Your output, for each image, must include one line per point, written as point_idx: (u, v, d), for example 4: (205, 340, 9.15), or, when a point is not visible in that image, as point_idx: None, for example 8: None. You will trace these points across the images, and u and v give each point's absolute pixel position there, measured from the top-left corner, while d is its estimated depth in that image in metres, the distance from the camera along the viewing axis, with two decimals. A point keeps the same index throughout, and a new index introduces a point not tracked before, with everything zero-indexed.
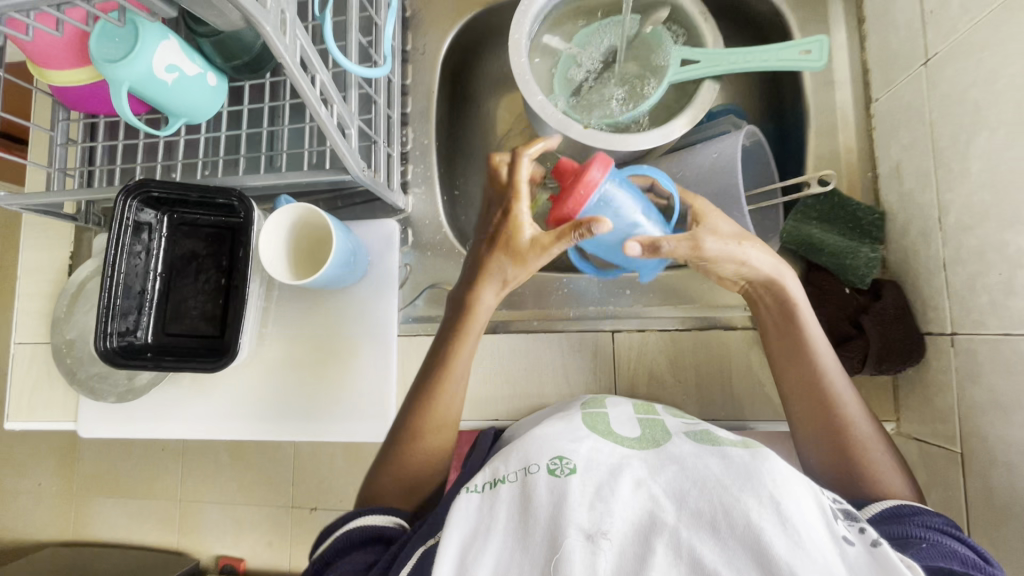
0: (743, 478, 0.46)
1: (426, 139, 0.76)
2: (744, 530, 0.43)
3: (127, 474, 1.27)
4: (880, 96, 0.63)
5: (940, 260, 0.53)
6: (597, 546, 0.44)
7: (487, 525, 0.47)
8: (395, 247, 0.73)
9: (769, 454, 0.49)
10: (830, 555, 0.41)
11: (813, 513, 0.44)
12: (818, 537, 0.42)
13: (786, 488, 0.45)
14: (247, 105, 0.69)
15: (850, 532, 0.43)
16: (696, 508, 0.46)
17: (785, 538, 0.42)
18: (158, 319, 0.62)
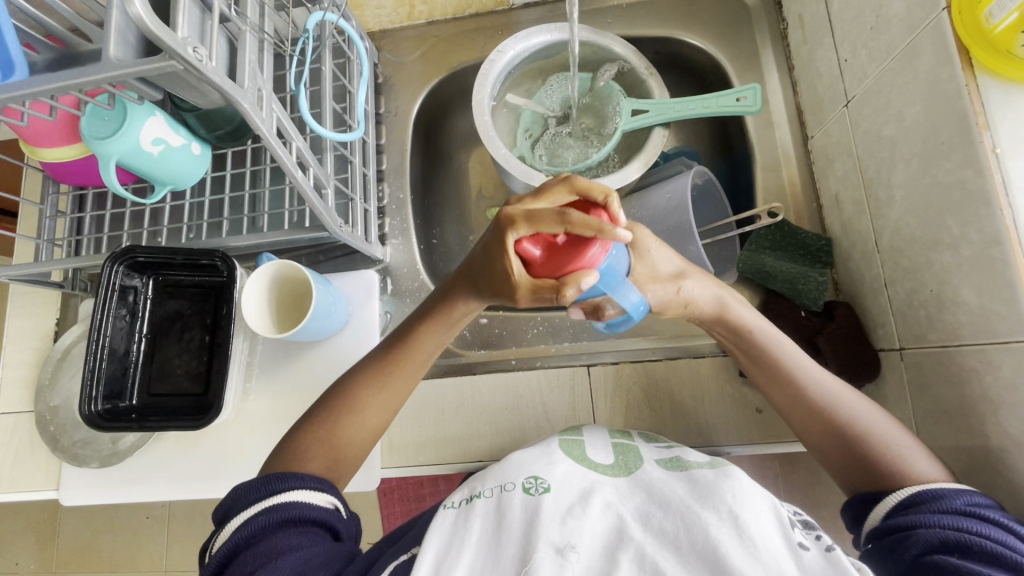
0: (704, 496, 0.50)
1: (401, 193, 0.80)
2: (702, 543, 0.46)
3: (109, 546, 1.23)
4: (814, 134, 0.69)
5: (881, 280, 0.57)
6: (565, 559, 0.46)
7: (461, 537, 0.50)
8: (376, 296, 0.76)
9: (733, 474, 0.52)
10: (783, 559, 0.44)
11: (767, 521, 0.47)
12: (773, 545, 0.45)
13: (745, 505, 0.48)
14: (230, 171, 0.73)
15: (806, 538, 0.46)
16: (660, 527, 0.49)
17: (741, 548, 0.45)
18: (142, 380, 0.64)
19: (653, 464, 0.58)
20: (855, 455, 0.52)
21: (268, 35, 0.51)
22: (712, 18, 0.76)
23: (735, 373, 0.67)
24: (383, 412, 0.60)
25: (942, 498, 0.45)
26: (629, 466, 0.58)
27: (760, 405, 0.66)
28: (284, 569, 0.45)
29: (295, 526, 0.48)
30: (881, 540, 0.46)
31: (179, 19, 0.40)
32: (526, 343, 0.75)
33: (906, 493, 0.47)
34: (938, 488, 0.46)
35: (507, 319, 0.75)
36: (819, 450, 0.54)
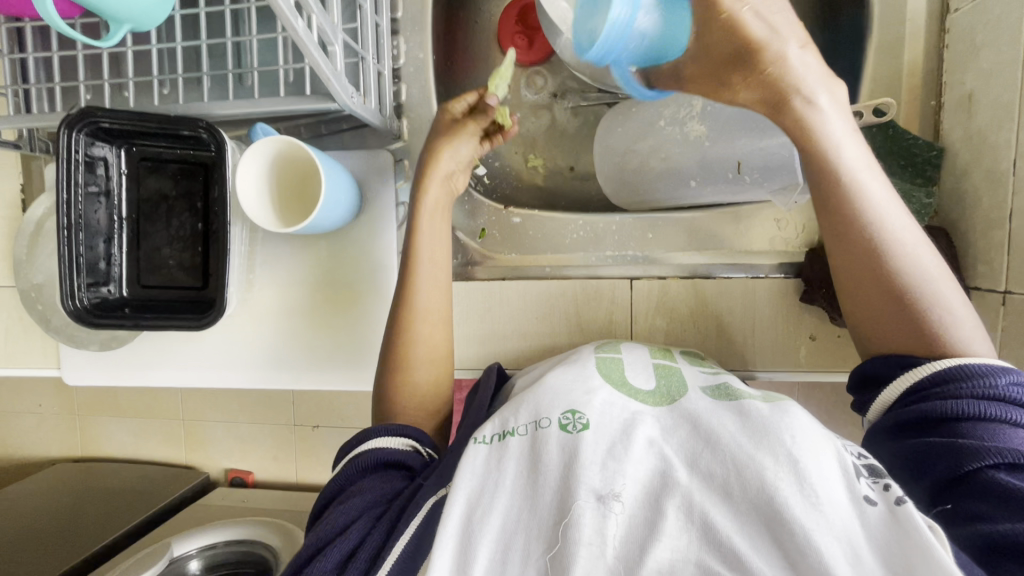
0: (759, 437, 0.44)
1: (421, 52, 0.64)
2: (756, 492, 0.40)
3: (126, 396, 1.23)
4: (962, 7, 0.53)
5: (1006, 211, 0.48)
6: (608, 509, 0.41)
7: (496, 482, 0.45)
8: (390, 181, 0.65)
9: (789, 410, 0.46)
10: (847, 516, 0.38)
11: (831, 471, 0.41)
12: (835, 499, 0.39)
13: (804, 446, 0.42)
14: (204, 8, 0.56)
15: (872, 491, 0.40)
16: (709, 473, 0.43)
17: (800, 496, 0.39)
18: (131, 270, 0.56)
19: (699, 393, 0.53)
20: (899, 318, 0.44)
21: None
22: None
23: (795, 297, 0.61)
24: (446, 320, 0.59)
25: (990, 377, 0.40)
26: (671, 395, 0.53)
27: (814, 331, 0.61)
28: (350, 508, 0.47)
29: (372, 469, 0.51)
30: (907, 441, 0.42)
31: None
32: (563, 246, 0.66)
33: (946, 366, 0.42)
34: (983, 364, 0.41)
35: (542, 218, 0.66)
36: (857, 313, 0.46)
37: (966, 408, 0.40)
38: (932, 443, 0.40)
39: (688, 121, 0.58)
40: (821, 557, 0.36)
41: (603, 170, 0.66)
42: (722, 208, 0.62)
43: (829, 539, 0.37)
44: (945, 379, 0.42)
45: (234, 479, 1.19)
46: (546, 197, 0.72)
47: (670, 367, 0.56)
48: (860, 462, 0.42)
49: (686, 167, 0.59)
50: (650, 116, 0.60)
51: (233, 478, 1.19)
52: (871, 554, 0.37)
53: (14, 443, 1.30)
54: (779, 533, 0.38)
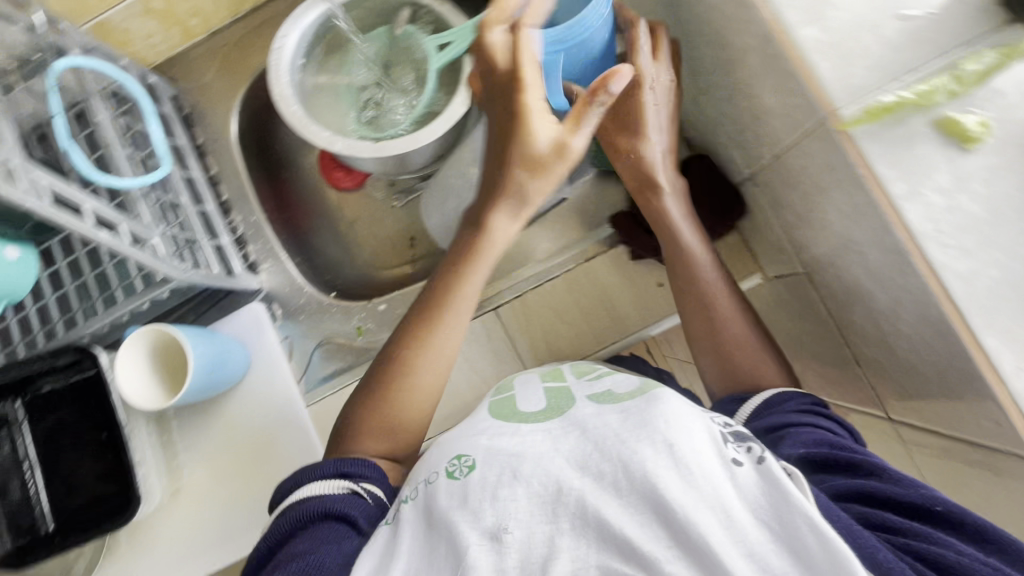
0: (637, 428, 0.46)
1: (254, 215, 0.76)
2: (641, 483, 0.42)
3: None
4: None
5: (712, 120, 0.58)
6: (501, 546, 0.43)
7: (393, 550, 0.46)
8: (268, 326, 0.73)
9: (659, 397, 0.49)
10: (718, 485, 0.41)
11: (702, 441, 0.44)
12: (709, 469, 0.42)
13: (677, 430, 0.44)
14: (60, 261, 0.68)
15: (738, 454, 0.43)
16: (602, 473, 0.45)
17: (677, 479, 0.41)
18: (54, 503, 0.60)
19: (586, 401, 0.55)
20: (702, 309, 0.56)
21: None
22: None
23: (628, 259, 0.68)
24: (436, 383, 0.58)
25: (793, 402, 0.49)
26: (562, 408, 0.55)
27: (661, 278, 0.67)
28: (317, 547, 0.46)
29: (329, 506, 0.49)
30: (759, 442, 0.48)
31: None
32: None
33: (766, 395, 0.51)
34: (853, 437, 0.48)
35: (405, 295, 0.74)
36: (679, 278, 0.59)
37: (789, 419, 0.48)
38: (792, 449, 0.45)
39: (468, 170, 0.69)
40: (697, 526, 0.39)
41: (440, 233, 0.76)
42: (538, 220, 0.71)
43: (702, 510, 0.39)
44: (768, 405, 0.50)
45: None
46: (409, 280, 0.81)
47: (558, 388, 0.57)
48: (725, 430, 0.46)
49: None
50: (446, 182, 0.72)
51: None
52: (741, 513, 0.39)
53: None
54: (668, 520, 0.40)
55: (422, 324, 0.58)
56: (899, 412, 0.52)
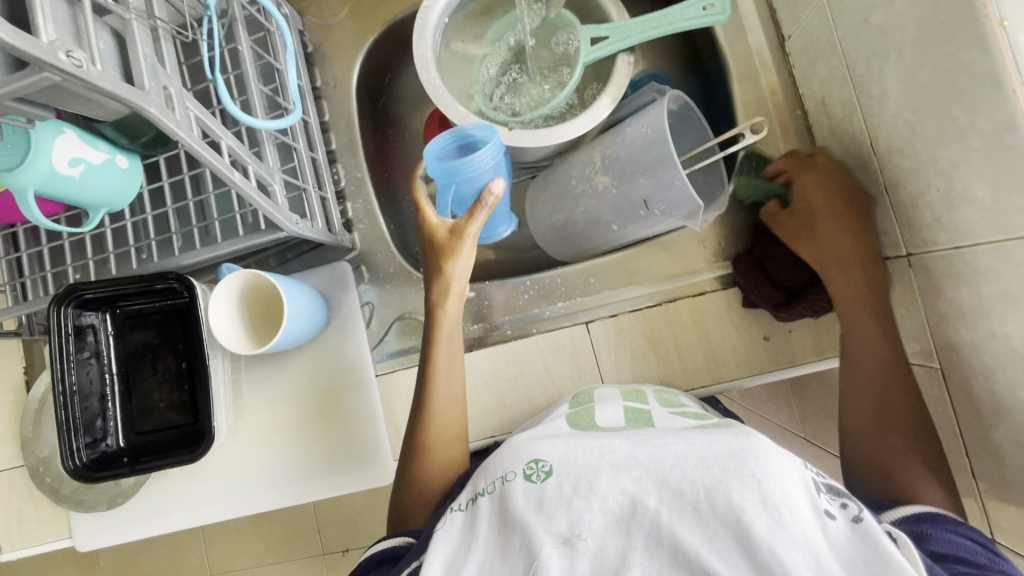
0: (725, 457, 0.40)
1: (358, 172, 0.74)
2: (725, 512, 0.37)
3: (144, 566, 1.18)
4: (791, 34, 0.62)
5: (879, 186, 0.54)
6: (575, 550, 0.39)
7: (468, 543, 0.43)
8: (353, 287, 0.71)
9: (752, 431, 0.42)
10: (808, 529, 0.36)
11: (791, 480, 0.39)
12: (798, 513, 0.37)
13: (772, 468, 0.39)
14: (166, 181, 0.66)
15: (832, 506, 0.38)
16: (677, 490, 0.40)
17: (766, 522, 0.36)
18: (126, 420, 0.61)
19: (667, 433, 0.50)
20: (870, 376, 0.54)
21: (162, 21, 0.44)
22: None
23: (738, 305, 0.64)
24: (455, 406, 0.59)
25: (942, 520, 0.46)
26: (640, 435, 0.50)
27: (768, 332, 0.64)
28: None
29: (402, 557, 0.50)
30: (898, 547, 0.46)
31: (39, 19, 0.33)
32: (519, 308, 0.71)
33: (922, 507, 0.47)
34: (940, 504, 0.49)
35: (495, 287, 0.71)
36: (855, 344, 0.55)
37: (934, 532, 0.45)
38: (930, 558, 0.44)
39: (593, 175, 0.65)
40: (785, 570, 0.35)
41: (541, 231, 0.73)
42: (651, 242, 0.68)
43: (793, 557, 0.35)
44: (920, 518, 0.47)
45: None
46: (496, 269, 0.78)
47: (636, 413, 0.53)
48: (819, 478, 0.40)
49: (603, 214, 0.66)
50: (563, 181, 0.69)
51: None
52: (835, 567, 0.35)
53: None
54: (752, 555, 0.36)
55: (432, 379, 0.59)
56: (1012, 541, 0.48)
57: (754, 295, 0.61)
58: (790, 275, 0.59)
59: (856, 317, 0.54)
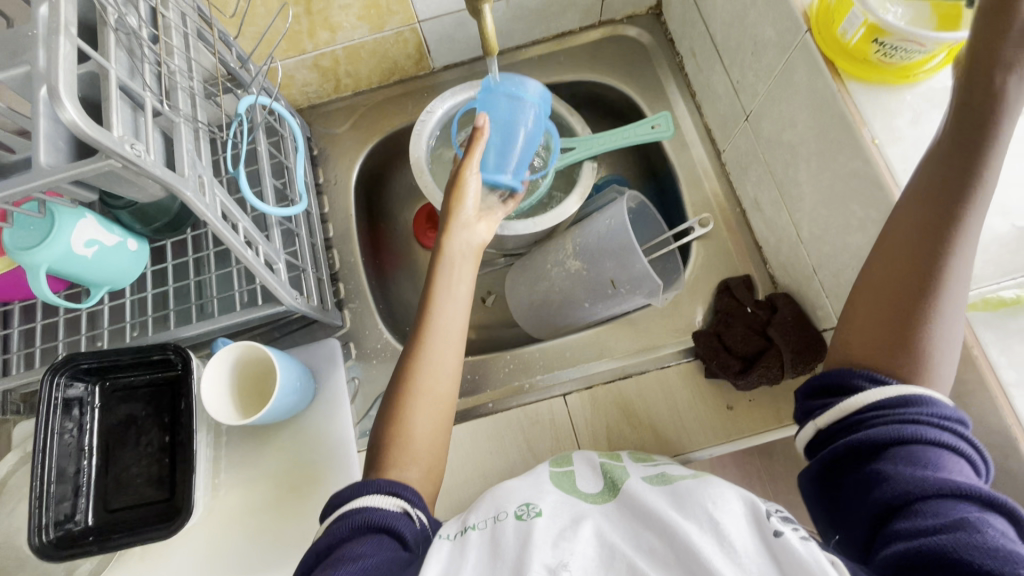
0: (684, 506, 0.47)
1: (352, 256, 0.80)
2: (683, 551, 0.43)
3: None
4: (725, 148, 0.76)
5: (809, 268, 0.63)
6: None
7: (458, 563, 0.47)
8: (339, 363, 0.74)
9: (714, 481, 0.50)
10: (761, 560, 0.41)
11: (742, 520, 0.45)
12: (748, 543, 0.43)
13: (722, 508, 0.46)
14: (171, 262, 0.71)
15: (782, 526, 0.43)
16: (649, 549, 0.46)
17: (722, 555, 0.42)
18: (99, 497, 0.59)
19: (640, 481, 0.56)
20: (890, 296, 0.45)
21: (203, 124, 0.52)
22: (613, 60, 0.85)
23: (701, 376, 0.70)
24: (443, 398, 0.59)
25: (936, 407, 0.42)
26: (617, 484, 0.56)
27: (730, 401, 0.69)
28: None
29: (363, 534, 0.46)
30: (862, 465, 0.42)
31: (113, 118, 0.40)
32: (499, 382, 0.75)
33: (908, 393, 0.43)
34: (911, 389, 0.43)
35: (477, 362, 0.76)
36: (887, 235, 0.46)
37: (920, 433, 0.41)
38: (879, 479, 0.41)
39: (566, 259, 0.73)
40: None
41: (521, 313, 0.80)
42: (619, 320, 0.75)
43: None
44: (904, 402, 0.42)
45: None
46: (477, 347, 0.83)
47: (611, 464, 0.59)
48: (772, 509, 0.46)
49: (576, 294, 0.74)
50: (540, 265, 0.77)
51: None
52: None
53: None
54: None
55: (416, 354, 0.59)
56: None
57: (714, 366, 0.67)
58: (743, 347, 0.66)
59: (908, 211, 0.44)
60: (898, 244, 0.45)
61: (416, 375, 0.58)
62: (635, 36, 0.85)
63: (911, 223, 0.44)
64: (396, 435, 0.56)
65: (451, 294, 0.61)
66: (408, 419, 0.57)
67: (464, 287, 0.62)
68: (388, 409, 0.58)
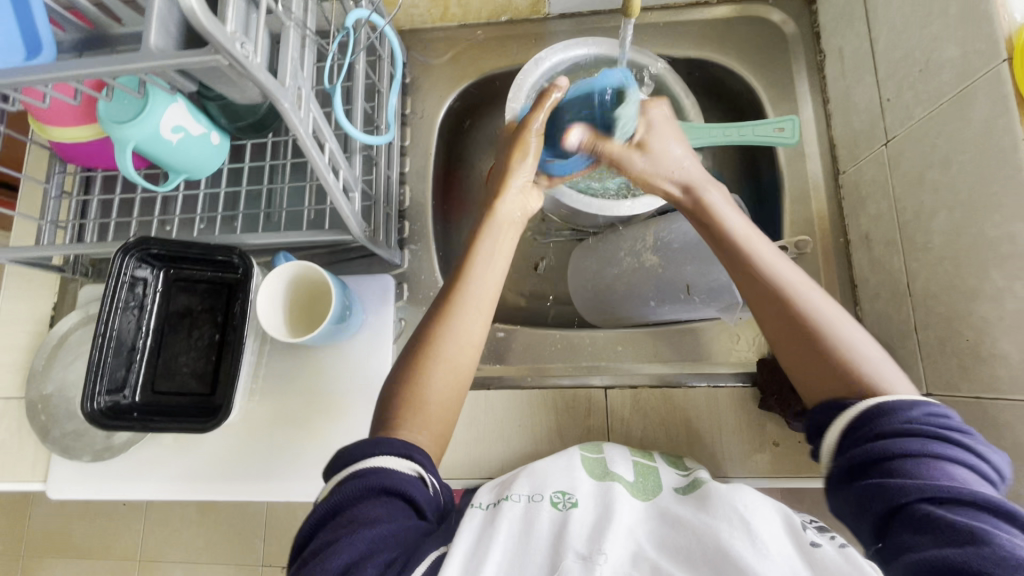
0: (716, 508, 0.51)
1: (423, 196, 0.78)
2: (712, 550, 0.46)
3: (74, 539, 1.23)
4: (847, 170, 0.68)
5: (911, 324, 0.57)
6: (593, 563, 0.45)
7: (490, 529, 0.50)
8: (391, 301, 0.74)
9: (745, 487, 0.54)
10: (795, 560, 0.45)
11: (776, 529, 0.48)
12: (783, 548, 0.45)
13: (755, 512, 0.49)
14: (248, 165, 0.71)
15: (818, 537, 0.47)
16: (674, 546, 0.49)
17: (752, 549, 0.45)
18: (147, 377, 0.61)
19: (670, 494, 0.58)
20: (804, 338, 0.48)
21: (311, 31, 0.49)
22: (746, 44, 0.76)
23: (754, 404, 0.66)
24: (469, 347, 0.56)
25: (904, 411, 0.41)
26: (648, 489, 0.59)
27: (778, 438, 0.65)
28: (359, 542, 0.41)
29: (378, 496, 0.44)
30: (853, 484, 0.42)
31: (228, 11, 0.38)
32: (543, 358, 0.73)
33: (867, 406, 0.43)
34: (896, 400, 0.41)
35: (525, 332, 0.74)
36: (764, 317, 0.51)
37: (895, 446, 0.40)
38: (871, 487, 0.40)
39: (645, 251, 0.70)
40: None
41: (578, 296, 0.78)
42: (681, 326, 0.71)
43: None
44: (873, 417, 0.42)
45: None
46: (526, 315, 0.81)
47: (647, 469, 0.61)
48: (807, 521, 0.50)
49: (645, 289, 0.71)
50: (613, 250, 0.73)
51: None
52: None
53: None
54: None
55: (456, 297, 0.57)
56: None
57: (773, 400, 0.63)
58: None
59: (751, 288, 0.52)
60: (766, 309, 0.51)
61: (441, 330, 0.56)
62: (778, 22, 0.76)
63: (761, 301, 0.51)
64: (413, 393, 0.54)
65: (487, 254, 0.60)
66: (428, 373, 0.54)
67: (499, 269, 0.60)
68: (411, 353, 0.56)
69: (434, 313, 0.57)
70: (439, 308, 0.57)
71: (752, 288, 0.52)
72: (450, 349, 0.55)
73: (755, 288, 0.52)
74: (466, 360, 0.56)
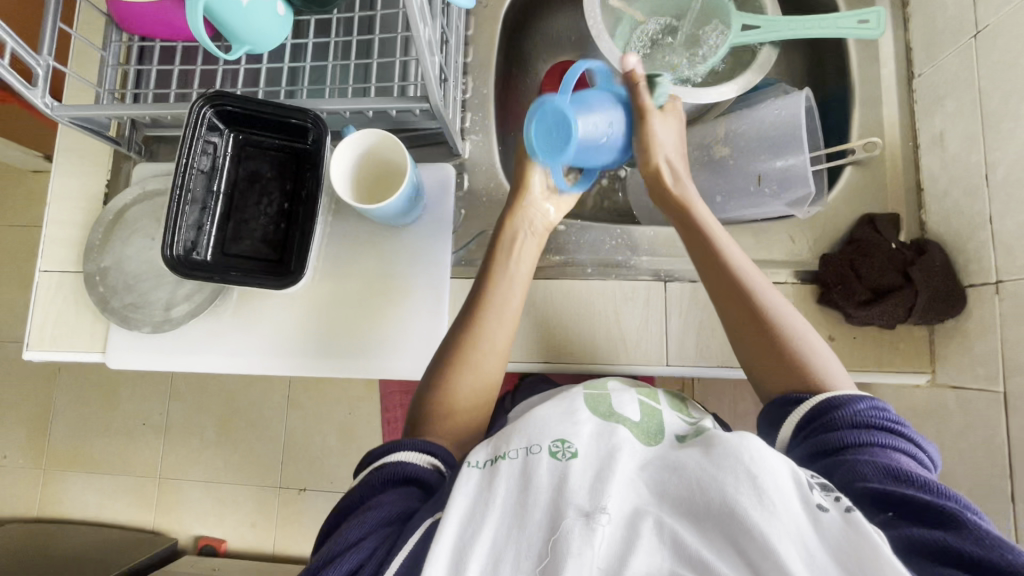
0: (720, 455, 0.44)
1: (485, 88, 0.77)
2: (719, 508, 0.41)
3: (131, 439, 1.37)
4: (923, 72, 0.67)
5: (986, 215, 0.58)
6: (595, 523, 0.41)
7: (485, 497, 0.45)
8: (451, 190, 0.73)
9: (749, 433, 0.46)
10: (803, 524, 0.39)
11: (786, 482, 0.41)
12: (789, 508, 0.40)
13: (765, 464, 0.42)
14: (313, 39, 0.69)
15: (825, 499, 0.40)
16: (675, 495, 0.44)
17: (760, 510, 0.39)
18: (219, 237, 0.62)
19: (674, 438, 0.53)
20: (777, 352, 0.56)
21: None
22: None
23: (814, 300, 0.66)
24: (499, 358, 0.62)
25: (854, 407, 0.48)
26: (653, 430, 0.54)
27: (833, 333, 0.65)
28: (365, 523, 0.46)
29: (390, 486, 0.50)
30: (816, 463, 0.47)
31: None
32: (601, 253, 0.73)
33: (820, 400, 0.50)
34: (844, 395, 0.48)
35: (584, 228, 0.74)
36: (732, 318, 0.59)
37: (849, 437, 0.46)
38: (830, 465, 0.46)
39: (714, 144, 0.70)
40: (779, 559, 0.37)
41: (637, 197, 0.79)
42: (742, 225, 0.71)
43: (785, 544, 0.38)
44: (827, 414, 0.49)
45: (203, 546, 1.31)
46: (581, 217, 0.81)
47: (653, 409, 0.56)
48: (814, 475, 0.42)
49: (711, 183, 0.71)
50: None
51: (202, 545, 1.31)
52: (827, 558, 0.38)
53: (65, 506, 1.38)
54: (739, 539, 0.39)
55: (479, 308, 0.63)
56: None
57: (837, 291, 0.63)
58: (875, 280, 0.62)
59: (723, 300, 0.60)
60: (736, 312, 0.59)
61: (467, 340, 0.61)
62: None
63: (735, 310, 0.59)
64: (446, 402, 0.59)
65: (507, 275, 0.65)
66: (455, 387, 0.60)
67: (520, 288, 0.65)
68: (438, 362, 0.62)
69: (469, 318, 0.63)
70: (469, 316, 0.63)
71: (725, 298, 0.60)
72: (473, 358, 0.61)
73: (729, 293, 0.59)
74: (491, 371, 0.62)
